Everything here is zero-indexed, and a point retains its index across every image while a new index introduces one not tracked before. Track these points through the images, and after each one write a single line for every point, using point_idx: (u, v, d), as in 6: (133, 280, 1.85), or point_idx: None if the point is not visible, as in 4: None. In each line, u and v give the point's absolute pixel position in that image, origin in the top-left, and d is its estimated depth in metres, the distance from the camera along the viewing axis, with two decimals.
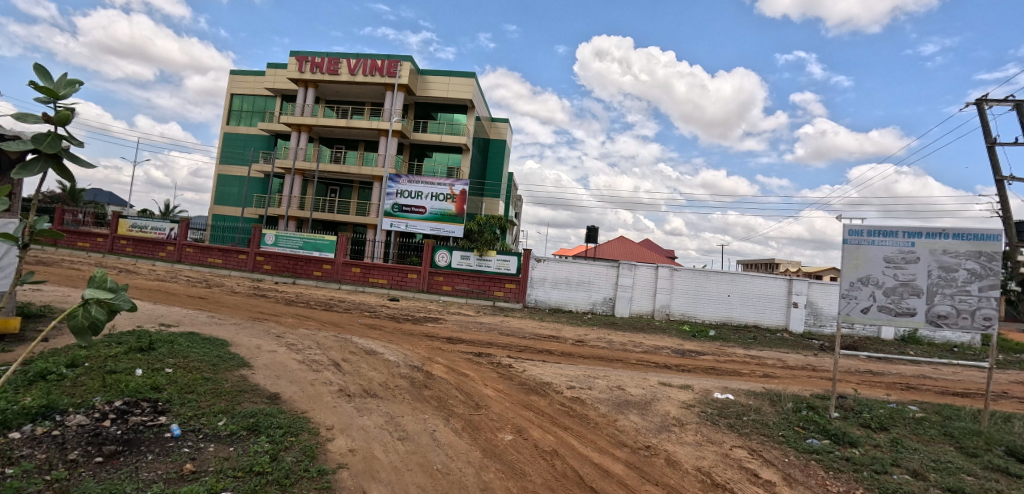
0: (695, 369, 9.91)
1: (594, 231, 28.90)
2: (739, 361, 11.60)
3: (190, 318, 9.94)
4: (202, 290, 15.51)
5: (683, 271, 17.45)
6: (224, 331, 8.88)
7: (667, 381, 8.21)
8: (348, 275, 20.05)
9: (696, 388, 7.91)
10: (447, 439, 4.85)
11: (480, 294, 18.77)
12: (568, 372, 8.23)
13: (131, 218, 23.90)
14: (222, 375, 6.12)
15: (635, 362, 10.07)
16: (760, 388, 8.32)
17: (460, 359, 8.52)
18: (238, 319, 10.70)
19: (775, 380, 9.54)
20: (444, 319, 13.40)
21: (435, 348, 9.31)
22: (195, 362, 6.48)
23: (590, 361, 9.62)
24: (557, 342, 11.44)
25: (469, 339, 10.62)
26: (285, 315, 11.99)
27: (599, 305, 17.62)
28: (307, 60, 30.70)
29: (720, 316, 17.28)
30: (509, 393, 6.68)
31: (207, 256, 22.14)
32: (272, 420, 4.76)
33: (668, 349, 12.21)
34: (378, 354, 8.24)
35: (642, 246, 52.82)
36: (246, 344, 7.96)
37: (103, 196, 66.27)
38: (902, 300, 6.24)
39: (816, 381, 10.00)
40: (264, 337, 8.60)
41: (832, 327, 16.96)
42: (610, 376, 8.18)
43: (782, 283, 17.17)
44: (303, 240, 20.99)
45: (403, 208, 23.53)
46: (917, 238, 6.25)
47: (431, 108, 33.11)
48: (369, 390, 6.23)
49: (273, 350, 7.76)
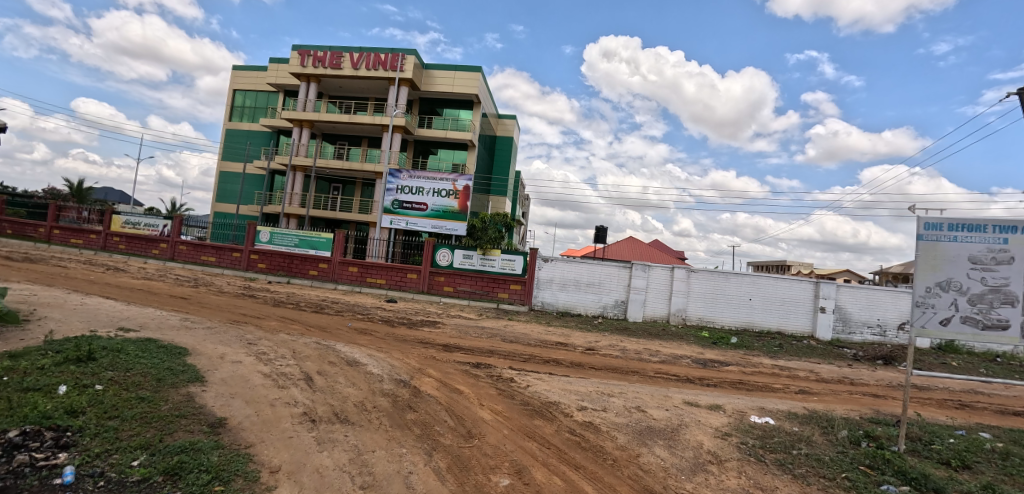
0: (721, 384, 8.74)
1: (603, 231, 27.80)
2: (768, 372, 10.44)
3: (158, 321, 8.94)
4: (188, 290, 14.58)
5: (700, 272, 16.29)
6: (189, 336, 7.88)
7: (693, 400, 7.08)
8: (344, 275, 19.04)
9: (728, 409, 6.79)
10: (424, 486, 3.77)
11: (483, 296, 17.71)
12: (578, 388, 7.15)
13: (124, 214, 23.09)
14: (162, 394, 5.10)
15: (652, 375, 8.92)
16: (801, 410, 7.22)
17: (454, 371, 7.46)
18: (214, 323, 9.68)
19: (815, 398, 8.37)
20: (442, 323, 12.35)
21: (429, 357, 8.24)
22: (136, 376, 5.49)
23: (602, 374, 8.50)
24: (565, 350, 10.34)
25: (468, 346, 9.57)
26: (267, 318, 10.99)
27: (610, 308, 16.48)
28: (309, 53, 29.85)
29: (741, 321, 16.04)
30: (508, 416, 5.61)
31: (200, 254, 21.26)
32: (201, 460, 3.74)
33: (688, 358, 11.09)
34: (361, 365, 7.21)
35: (654, 247, 51.53)
36: (210, 352, 6.95)
37: (114, 196, 66.43)
38: (992, 310, 5.08)
39: (861, 399, 8.81)
40: (231, 344, 7.58)
41: (862, 335, 15.73)
42: (627, 394, 7.05)
43: (807, 286, 16.05)
44: (299, 238, 20.00)
45: (403, 204, 22.51)
46: (1011, 234, 5.07)
47: (436, 104, 31.80)
48: (340, 413, 5.17)
49: (237, 360, 6.71)
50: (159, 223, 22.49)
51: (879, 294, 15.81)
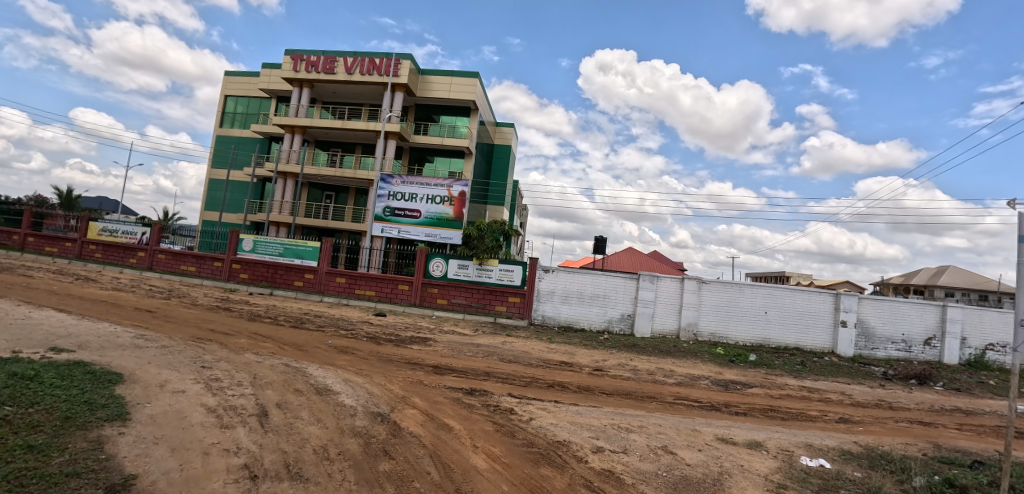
0: (753, 412, 7.59)
1: (603, 241, 26.79)
2: (798, 396, 9.33)
3: (105, 339, 7.78)
4: (157, 302, 13.39)
5: (712, 284, 15.22)
6: (132, 358, 6.70)
7: (727, 435, 5.96)
8: (331, 286, 17.90)
9: (770, 448, 5.70)
10: None
11: (480, 309, 16.60)
12: (590, 421, 6.04)
13: (101, 221, 21.93)
14: (61, 442, 3.97)
15: (672, 401, 7.79)
16: (854, 448, 6.11)
17: (443, 401, 6.32)
18: (173, 340, 8.48)
19: (861, 430, 7.25)
20: (433, 340, 11.20)
21: (416, 383, 7.10)
22: (36, 417, 4.35)
23: (615, 401, 7.35)
24: (570, 372, 9.18)
25: (461, 367, 8.43)
26: (237, 334, 9.78)
27: (615, 323, 15.37)
28: (302, 58, 28.96)
29: (757, 337, 14.94)
30: (508, 464, 4.48)
31: (179, 263, 20.10)
32: None
33: (706, 379, 9.98)
34: (332, 394, 6.05)
35: (655, 259, 50.50)
36: (149, 379, 5.79)
37: (106, 205, 65.08)
38: None
39: (910, 429, 7.71)
40: (180, 368, 6.41)
41: (886, 351, 14.66)
42: (649, 429, 5.91)
43: (827, 298, 15.02)
44: (284, 246, 18.85)
45: (395, 212, 21.45)
46: None
47: (432, 110, 30.93)
48: (292, 465, 4.02)
49: (180, 389, 5.56)
50: (137, 231, 21.28)
51: (902, 306, 14.84)
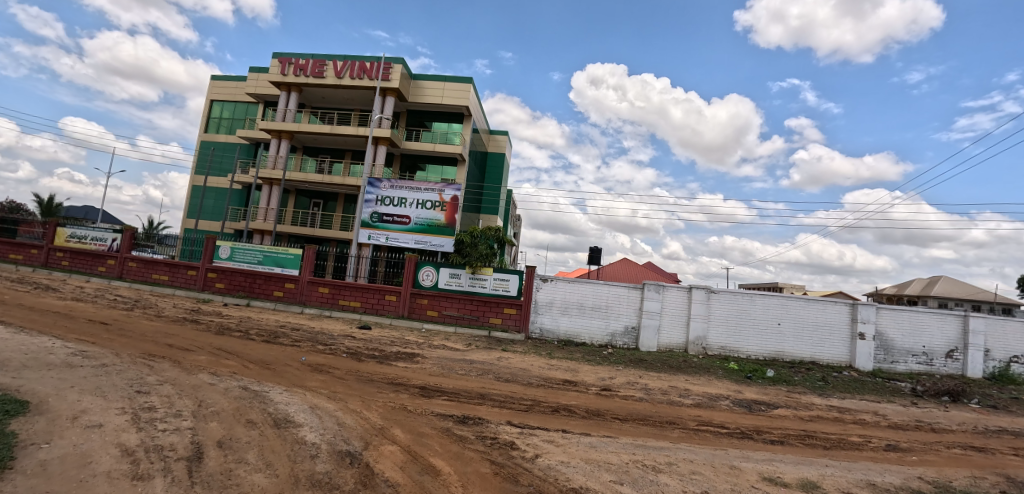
0: (790, 441, 6.53)
1: (599, 251, 25.84)
2: (829, 418, 8.33)
3: (31, 357, 6.60)
4: (117, 314, 12.15)
5: (722, 293, 14.25)
6: (53, 382, 5.53)
7: (772, 474, 4.94)
8: (313, 296, 16.74)
9: (829, 490, 4.69)
10: None
11: (473, 321, 15.52)
12: (610, 457, 4.98)
13: (69, 226, 20.62)
14: None
15: (696, 428, 6.71)
16: (924, 487, 5.08)
17: (430, 432, 5.24)
18: (116, 358, 7.29)
19: (917, 460, 6.26)
20: (421, 356, 10.09)
21: (398, 409, 5.99)
22: None
23: (633, 429, 6.26)
24: (575, 393, 8.10)
25: (452, 389, 7.33)
26: (196, 350, 8.60)
27: (619, 336, 14.35)
28: (290, 62, 28.02)
29: (770, 351, 13.98)
30: None
31: (151, 272, 18.82)
32: None
33: (726, 399, 8.95)
34: (291, 427, 4.93)
35: (650, 271, 49.48)
36: (61, 409, 4.65)
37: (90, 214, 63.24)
38: None
39: (970, 458, 6.71)
40: (108, 395, 5.25)
41: (906, 365, 13.75)
42: (681, 468, 4.85)
43: (842, 308, 14.11)
44: (263, 254, 17.61)
45: (383, 218, 20.35)
46: None
47: (424, 116, 30.00)
48: None
49: (96, 423, 4.41)
50: (108, 237, 19.97)
51: (921, 316, 13.97)
